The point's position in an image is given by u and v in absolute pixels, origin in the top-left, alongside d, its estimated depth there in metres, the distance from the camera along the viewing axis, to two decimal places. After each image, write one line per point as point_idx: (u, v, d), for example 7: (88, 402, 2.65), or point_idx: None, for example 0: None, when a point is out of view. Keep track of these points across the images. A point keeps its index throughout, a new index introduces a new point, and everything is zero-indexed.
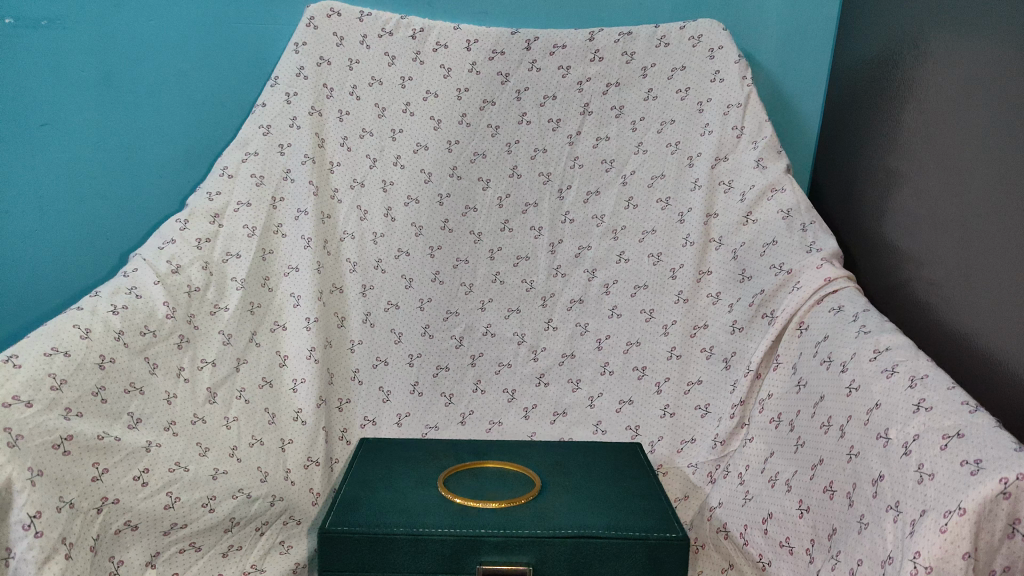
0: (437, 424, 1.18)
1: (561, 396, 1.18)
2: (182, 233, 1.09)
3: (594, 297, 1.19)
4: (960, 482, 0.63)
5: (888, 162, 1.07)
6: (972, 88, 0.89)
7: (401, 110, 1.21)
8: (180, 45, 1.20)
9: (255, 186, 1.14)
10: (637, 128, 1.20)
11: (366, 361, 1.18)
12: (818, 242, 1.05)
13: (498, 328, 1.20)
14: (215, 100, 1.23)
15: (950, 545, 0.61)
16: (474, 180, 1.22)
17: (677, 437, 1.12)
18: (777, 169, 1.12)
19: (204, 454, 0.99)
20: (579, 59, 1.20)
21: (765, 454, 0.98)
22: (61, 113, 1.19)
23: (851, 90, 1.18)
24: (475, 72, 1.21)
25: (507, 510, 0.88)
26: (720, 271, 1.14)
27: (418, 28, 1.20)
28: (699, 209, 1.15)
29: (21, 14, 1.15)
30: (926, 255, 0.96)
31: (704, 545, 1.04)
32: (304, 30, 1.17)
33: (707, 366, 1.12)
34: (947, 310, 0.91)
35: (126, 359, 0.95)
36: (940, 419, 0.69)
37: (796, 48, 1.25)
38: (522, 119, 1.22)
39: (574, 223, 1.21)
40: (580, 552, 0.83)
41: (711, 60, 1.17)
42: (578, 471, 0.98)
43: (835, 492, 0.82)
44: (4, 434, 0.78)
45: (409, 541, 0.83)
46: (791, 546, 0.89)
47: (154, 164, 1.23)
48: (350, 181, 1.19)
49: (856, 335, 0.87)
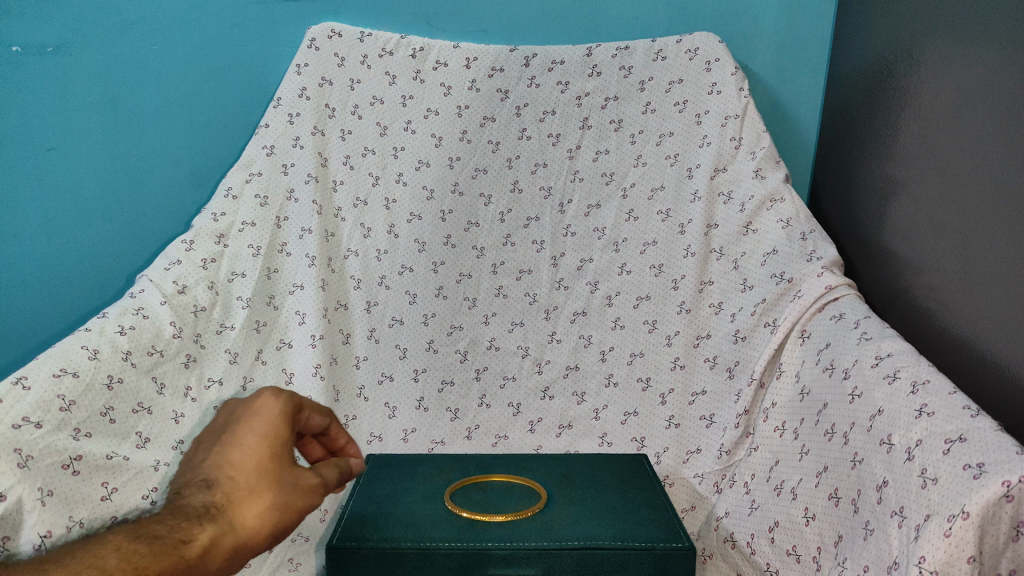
0: (443, 438, 1.18)
1: (566, 408, 1.18)
2: (188, 253, 1.09)
3: (596, 309, 1.20)
4: (963, 486, 0.64)
5: (886, 170, 1.08)
6: (967, 96, 0.90)
7: (403, 128, 1.23)
8: (184, 68, 1.22)
9: (260, 206, 1.16)
10: (636, 141, 1.21)
11: (371, 377, 1.19)
12: (819, 250, 1.05)
13: (502, 342, 1.21)
14: (221, 121, 1.25)
15: (955, 549, 0.61)
16: (476, 196, 1.23)
17: (682, 447, 1.12)
18: (776, 179, 1.13)
19: None
20: (577, 74, 1.21)
21: (770, 463, 0.98)
22: (68, 138, 1.21)
23: (847, 100, 1.20)
24: (474, 89, 1.23)
25: (514, 522, 0.88)
26: (721, 281, 1.14)
27: (418, 47, 1.22)
28: (699, 219, 1.16)
29: (27, 41, 1.17)
30: (925, 262, 0.97)
31: (712, 555, 1.02)
32: (306, 51, 1.19)
33: (711, 376, 1.13)
34: (947, 316, 0.91)
35: (134, 378, 0.96)
36: (942, 424, 0.70)
37: (791, 59, 1.26)
38: (522, 134, 1.23)
39: (575, 236, 1.22)
40: (586, 563, 0.83)
41: (708, 72, 1.18)
42: (584, 483, 0.98)
43: (841, 499, 0.82)
44: (15, 455, 0.80)
45: (417, 555, 0.83)
46: (798, 554, 0.88)
47: (160, 186, 1.25)
48: (354, 199, 1.21)
49: (857, 342, 0.88)
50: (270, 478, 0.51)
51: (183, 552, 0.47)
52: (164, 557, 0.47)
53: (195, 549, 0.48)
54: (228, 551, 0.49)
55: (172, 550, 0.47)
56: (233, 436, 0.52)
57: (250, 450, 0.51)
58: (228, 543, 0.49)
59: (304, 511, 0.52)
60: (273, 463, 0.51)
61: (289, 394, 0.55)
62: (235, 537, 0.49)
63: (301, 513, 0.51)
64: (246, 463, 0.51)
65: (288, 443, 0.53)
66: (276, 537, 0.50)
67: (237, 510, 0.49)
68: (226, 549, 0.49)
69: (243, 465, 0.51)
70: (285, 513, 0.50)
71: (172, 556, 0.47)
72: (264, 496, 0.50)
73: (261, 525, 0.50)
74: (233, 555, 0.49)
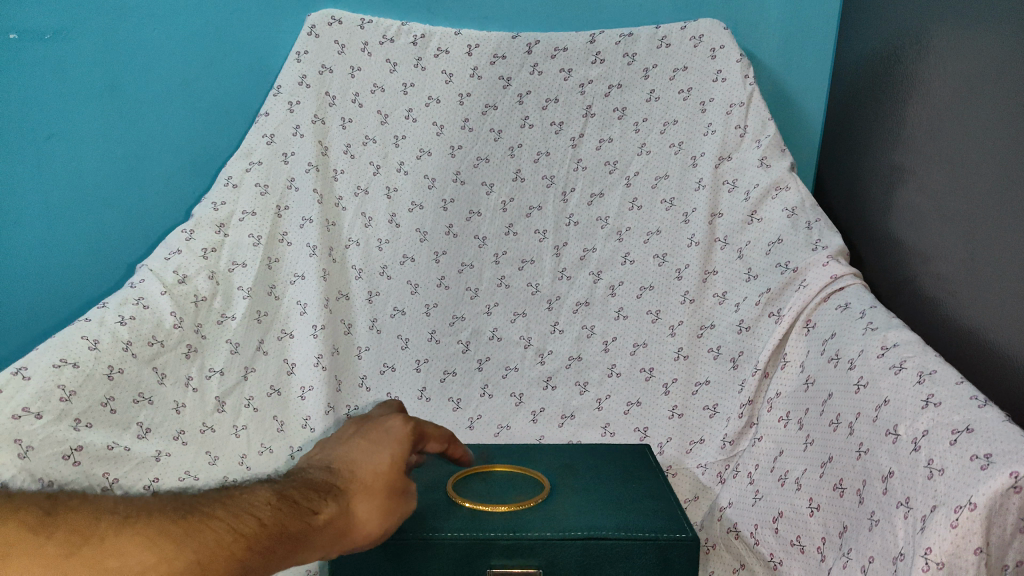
0: (446, 429, 1.17)
1: (569, 398, 1.18)
2: (188, 243, 1.09)
3: (600, 298, 1.19)
4: (970, 477, 0.63)
5: (892, 157, 1.06)
6: (974, 83, 0.89)
7: (404, 116, 1.22)
8: (182, 55, 1.21)
9: (260, 195, 1.15)
10: (640, 128, 1.20)
11: (373, 367, 1.19)
12: (824, 239, 1.03)
13: (504, 332, 1.20)
14: (220, 109, 1.24)
15: (961, 540, 0.60)
16: (478, 185, 1.22)
17: (685, 438, 1.12)
18: (782, 167, 1.11)
19: (213, 462, 1.02)
20: (580, 61, 1.20)
21: (775, 453, 0.97)
22: (67, 126, 1.20)
23: (854, 87, 1.18)
24: (476, 76, 1.21)
25: (517, 512, 0.87)
26: (725, 271, 1.13)
27: (419, 34, 1.21)
28: (703, 208, 1.15)
29: (24, 28, 1.16)
30: (931, 250, 0.96)
31: (716, 545, 1.02)
32: (306, 38, 1.18)
33: (714, 366, 1.12)
34: (954, 304, 0.91)
35: (134, 368, 0.96)
36: (948, 414, 0.69)
37: (797, 45, 1.24)
38: (525, 122, 1.22)
39: (578, 225, 1.21)
40: (590, 554, 0.83)
41: (713, 59, 1.17)
42: (588, 473, 0.97)
43: (846, 489, 0.82)
44: (15, 447, 0.84)
45: (420, 545, 0.83)
46: (801, 545, 0.88)
47: (160, 174, 1.24)
48: (355, 188, 1.20)
49: (863, 332, 0.87)
50: (385, 483, 0.62)
51: (314, 519, 0.56)
52: (299, 519, 0.55)
53: (321, 519, 0.56)
54: (339, 531, 0.58)
55: (307, 516, 0.56)
56: (365, 445, 0.64)
57: (382, 457, 0.63)
58: (342, 526, 0.58)
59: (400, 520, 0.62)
60: (391, 472, 0.62)
61: (414, 424, 0.69)
62: (350, 522, 0.58)
63: (397, 521, 0.62)
64: (371, 466, 0.62)
65: (405, 463, 0.64)
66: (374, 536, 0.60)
67: (357, 499, 0.60)
68: (339, 531, 0.57)
69: (368, 466, 0.62)
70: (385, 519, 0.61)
71: (304, 520, 0.55)
72: (375, 495, 0.61)
73: (369, 521, 0.59)
74: (341, 535, 0.58)
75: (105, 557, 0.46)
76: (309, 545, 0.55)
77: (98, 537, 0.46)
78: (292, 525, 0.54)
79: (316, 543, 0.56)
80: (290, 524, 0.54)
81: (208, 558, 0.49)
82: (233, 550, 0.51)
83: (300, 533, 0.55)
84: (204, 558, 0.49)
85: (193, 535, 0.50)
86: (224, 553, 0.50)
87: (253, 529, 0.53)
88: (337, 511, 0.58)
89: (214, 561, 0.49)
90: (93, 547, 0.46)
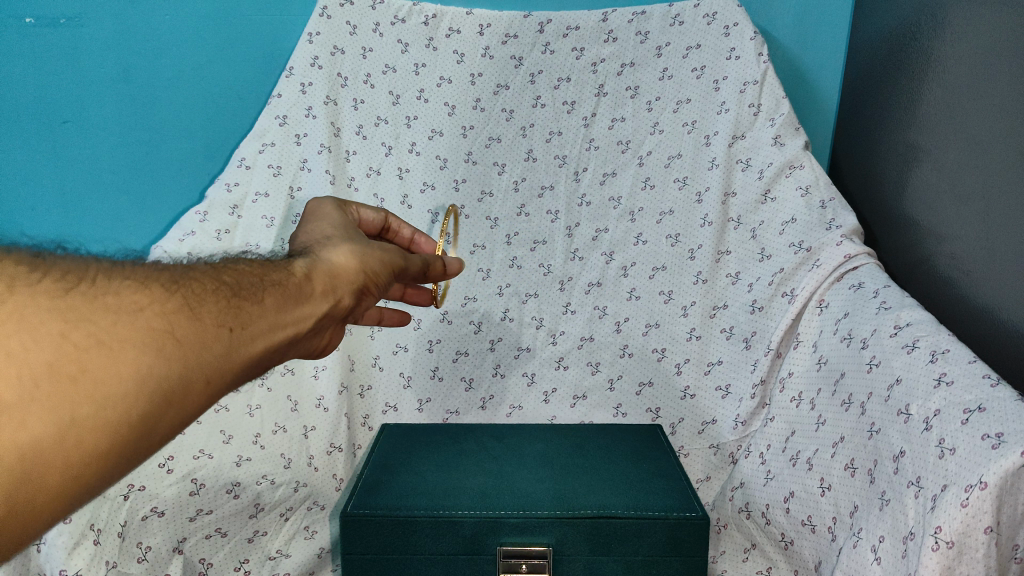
0: (458, 409, 1.20)
1: (581, 378, 1.18)
2: (202, 225, 1.14)
3: (612, 279, 1.19)
4: (982, 456, 0.62)
5: (909, 137, 1.04)
6: (992, 62, 0.86)
7: (415, 97, 1.21)
8: (194, 40, 1.21)
9: (273, 176, 1.17)
10: (653, 108, 1.19)
11: (386, 348, 1.19)
12: (838, 218, 1.03)
13: (516, 313, 1.20)
14: (232, 93, 1.24)
15: (972, 519, 0.60)
16: (490, 165, 1.22)
17: (698, 418, 1.12)
18: (796, 146, 1.09)
19: (227, 442, 1.06)
20: (593, 41, 1.19)
21: (787, 433, 0.97)
22: (81, 111, 1.22)
23: (869, 66, 1.16)
24: (488, 56, 1.21)
25: (525, 491, 0.88)
26: (738, 251, 1.12)
27: (430, 14, 1.20)
28: (716, 187, 1.13)
29: (39, 13, 1.17)
30: (948, 232, 0.94)
31: (727, 525, 1.04)
32: (317, 19, 1.17)
33: (727, 346, 1.11)
34: (970, 283, 0.89)
35: None
36: (960, 394, 0.69)
37: (814, 23, 1.22)
38: (536, 102, 1.21)
39: (590, 206, 1.20)
40: (598, 532, 0.84)
41: (726, 37, 1.14)
42: (597, 453, 0.98)
43: (857, 469, 0.82)
44: None
45: (430, 523, 0.84)
46: (813, 525, 0.88)
47: (174, 158, 1.26)
48: (366, 168, 1.21)
49: (876, 311, 0.86)
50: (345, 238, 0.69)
51: (291, 271, 0.60)
52: (280, 272, 0.59)
53: (299, 272, 0.60)
54: (327, 281, 0.62)
55: (285, 270, 0.59)
56: (310, 227, 0.72)
57: (324, 225, 0.71)
58: (324, 268, 0.63)
59: (374, 258, 0.67)
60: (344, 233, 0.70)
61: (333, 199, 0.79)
62: (336, 272, 0.63)
63: (375, 258, 0.67)
64: (322, 234, 0.70)
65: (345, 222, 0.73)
66: (366, 270, 0.65)
67: (328, 253, 0.65)
68: (328, 269, 0.63)
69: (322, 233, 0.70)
70: (365, 262, 0.66)
71: (282, 272, 0.59)
72: (338, 245, 0.67)
73: (348, 260, 0.65)
74: (333, 280, 0.62)
75: (98, 296, 0.44)
76: (304, 291, 0.59)
77: (89, 279, 0.45)
78: (272, 277, 0.57)
79: (313, 293, 0.59)
80: (269, 277, 0.57)
81: (193, 300, 0.49)
82: (218, 292, 0.52)
83: (292, 286, 0.58)
84: (189, 297, 0.49)
85: (172, 283, 0.49)
86: (211, 296, 0.51)
87: (236, 281, 0.55)
88: (312, 264, 0.62)
89: (202, 304, 0.50)
90: (88, 286, 0.44)
